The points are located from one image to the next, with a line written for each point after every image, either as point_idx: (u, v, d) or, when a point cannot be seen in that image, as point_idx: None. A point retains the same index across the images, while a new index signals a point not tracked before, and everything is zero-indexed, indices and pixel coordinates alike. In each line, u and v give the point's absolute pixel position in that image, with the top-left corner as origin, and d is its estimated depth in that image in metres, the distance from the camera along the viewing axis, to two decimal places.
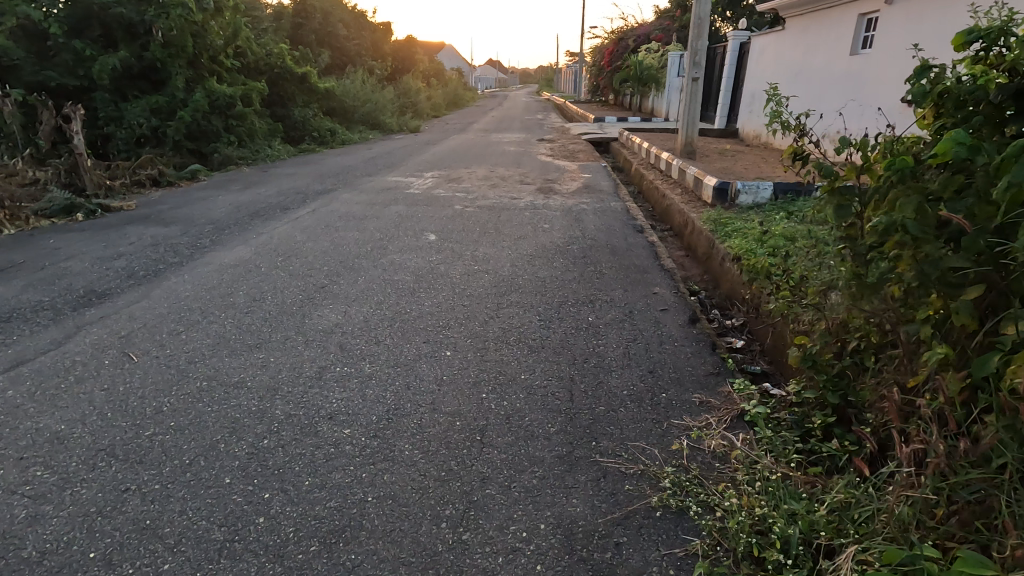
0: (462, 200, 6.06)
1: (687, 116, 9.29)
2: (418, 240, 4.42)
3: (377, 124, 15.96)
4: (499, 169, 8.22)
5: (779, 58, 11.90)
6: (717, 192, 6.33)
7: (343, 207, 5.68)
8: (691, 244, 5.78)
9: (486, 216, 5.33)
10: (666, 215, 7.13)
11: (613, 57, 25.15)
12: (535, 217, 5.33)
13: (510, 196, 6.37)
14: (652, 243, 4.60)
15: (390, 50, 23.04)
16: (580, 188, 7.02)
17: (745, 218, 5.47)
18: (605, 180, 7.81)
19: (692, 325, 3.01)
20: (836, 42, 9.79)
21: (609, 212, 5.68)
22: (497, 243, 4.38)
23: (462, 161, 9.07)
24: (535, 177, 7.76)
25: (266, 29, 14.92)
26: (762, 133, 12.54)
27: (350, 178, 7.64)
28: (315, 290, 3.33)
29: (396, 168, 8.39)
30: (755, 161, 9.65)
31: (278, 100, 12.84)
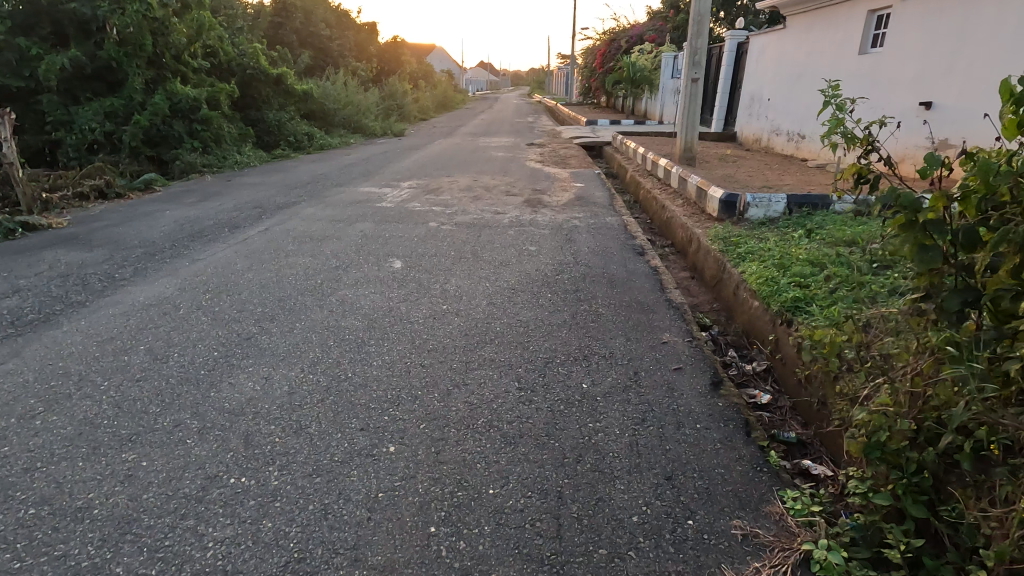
0: (438, 215, 5.40)
1: (686, 119, 8.67)
2: (380, 269, 3.75)
3: (359, 128, 15.24)
4: (483, 178, 7.56)
5: (781, 59, 11.32)
6: (724, 205, 5.70)
7: (302, 225, 5.00)
8: (698, 265, 5.15)
9: (463, 235, 4.67)
10: (667, 228, 6.51)
11: (606, 59, 24.58)
12: (520, 236, 4.66)
13: (493, 209, 5.71)
14: (656, 269, 3.95)
15: (376, 50, 22.28)
16: (571, 200, 6.37)
17: (759, 236, 4.84)
18: (598, 190, 7.16)
19: (715, 393, 2.34)
20: (842, 40, 9.21)
21: (604, 230, 5.02)
22: (472, 271, 3.71)
23: (445, 170, 8.39)
24: (522, 187, 7.09)
25: (240, 27, 14.16)
26: (763, 137, 11.99)
27: (319, 188, 6.95)
28: (236, 344, 2.64)
29: (372, 177, 7.71)
30: (758, 167, 9.05)
31: (252, 103, 12.11)
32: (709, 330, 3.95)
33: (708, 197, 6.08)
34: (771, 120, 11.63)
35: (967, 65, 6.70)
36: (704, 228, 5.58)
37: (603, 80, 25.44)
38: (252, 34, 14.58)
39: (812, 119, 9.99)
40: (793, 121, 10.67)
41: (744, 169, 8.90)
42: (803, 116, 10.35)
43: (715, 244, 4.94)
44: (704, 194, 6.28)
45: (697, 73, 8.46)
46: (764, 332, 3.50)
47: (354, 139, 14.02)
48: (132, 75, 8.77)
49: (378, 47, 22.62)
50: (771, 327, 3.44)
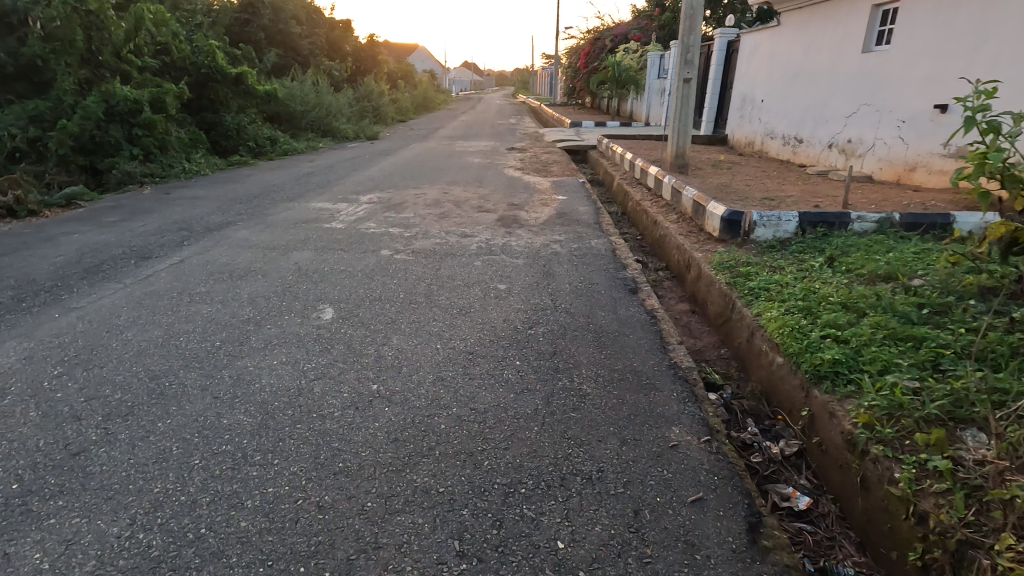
0: (394, 239, 4.60)
1: (679, 122, 7.93)
2: (304, 321, 2.94)
3: (329, 131, 14.32)
4: (455, 190, 6.77)
5: (775, 58, 10.68)
6: (727, 224, 4.97)
7: (228, 254, 4.16)
8: (701, 298, 4.40)
9: (419, 267, 3.87)
10: (661, 248, 5.76)
11: (590, 58, 23.89)
12: (487, 268, 3.87)
13: (460, 230, 4.92)
14: (654, 315, 3.18)
15: (351, 50, 21.30)
16: (551, 216, 5.61)
17: (774, 266, 4.10)
18: (582, 203, 6.40)
19: (756, 550, 1.57)
20: (843, 37, 8.56)
21: (589, 257, 4.25)
22: (421, 323, 2.92)
23: (414, 179, 7.58)
24: (497, 200, 6.30)
25: (198, 24, 13.18)
26: (757, 140, 11.34)
27: (266, 204, 6.11)
28: (52, 464, 1.81)
29: (329, 190, 6.86)
30: (754, 174, 8.37)
31: (208, 105, 11.19)
32: (721, 392, 3.19)
33: (707, 213, 5.34)
34: (765, 123, 10.98)
35: (990, 63, 6.02)
36: (704, 251, 4.84)
37: (587, 81, 24.74)
38: (213, 31, 13.63)
39: (811, 122, 9.34)
40: (790, 124, 10.02)
41: (740, 176, 8.22)
42: (800, 119, 9.70)
43: (720, 274, 4.18)
44: (701, 208, 5.54)
45: (690, 73, 7.73)
46: (794, 403, 2.75)
47: (323, 143, 13.12)
48: (62, 74, 7.84)
49: (354, 46, 21.63)
50: (802, 398, 2.69)
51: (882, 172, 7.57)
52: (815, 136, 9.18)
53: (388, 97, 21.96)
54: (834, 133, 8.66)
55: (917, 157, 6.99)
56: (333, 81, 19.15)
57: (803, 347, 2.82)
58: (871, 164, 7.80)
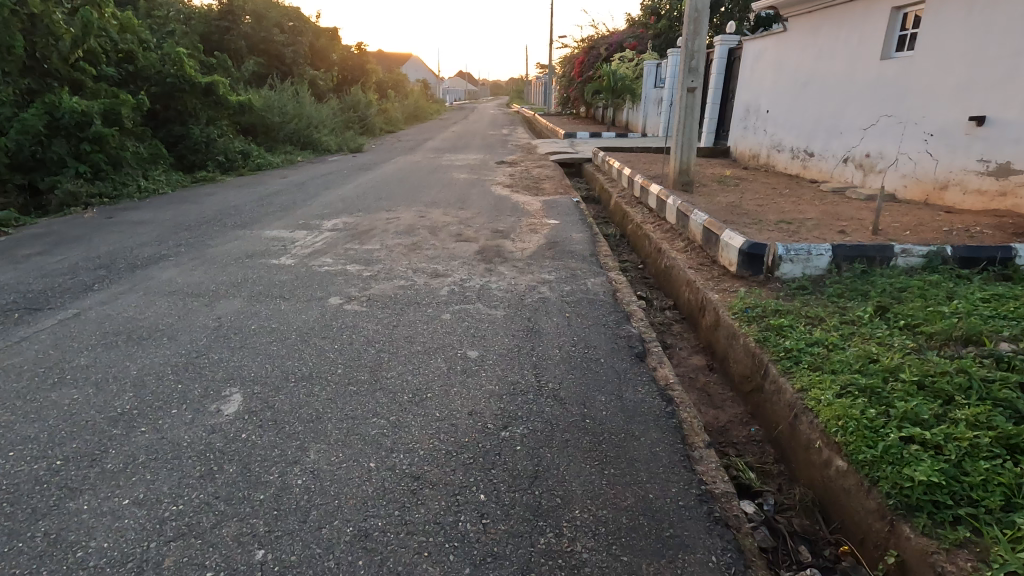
0: (350, 280, 3.82)
1: (684, 136, 7.22)
2: (197, 417, 2.15)
3: (310, 143, 13.58)
4: (433, 214, 6.02)
5: (782, 66, 10.04)
6: (746, 258, 4.22)
7: (141, 303, 3.39)
8: (720, 352, 3.65)
9: (372, 322, 3.10)
10: (667, 281, 5.01)
11: (584, 67, 23.26)
12: (456, 324, 3.09)
13: (431, 266, 4.17)
14: (671, 398, 2.42)
15: (338, 59, 20.62)
16: (541, 246, 4.85)
17: (811, 315, 3.34)
18: (577, 228, 5.64)
19: None
20: (859, 42, 7.91)
21: (584, 305, 3.49)
22: (354, 422, 2.13)
23: (390, 200, 6.82)
24: (480, 226, 5.54)
25: (170, 31, 12.47)
26: (762, 152, 10.69)
27: (214, 231, 5.33)
28: None
29: (291, 213, 6.08)
30: (764, 192, 7.66)
31: (176, 116, 10.44)
32: (761, 500, 2.42)
33: (721, 244, 4.59)
34: (772, 135, 10.32)
35: None
36: (720, 291, 4.08)
37: (581, 90, 24.11)
38: (186, 39, 12.90)
39: (823, 133, 8.67)
40: (800, 135, 9.35)
41: (749, 194, 7.50)
42: (811, 130, 9.03)
43: (745, 325, 3.42)
44: (714, 236, 4.79)
45: (695, 81, 6.99)
46: (870, 535, 1.99)
47: (301, 157, 12.37)
48: None
49: (341, 54, 20.94)
50: (884, 532, 1.92)
51: (908, 189, 6.87)
52: (829, 149, 8.51)
53: (375, 108, 21.25)
54: (850, 146, 7.99)
55: (950, 174, 6.29)
56: (318, 91, 18.44)
57: (880, 454, 2.06)
58: (894, 180, 7.11)
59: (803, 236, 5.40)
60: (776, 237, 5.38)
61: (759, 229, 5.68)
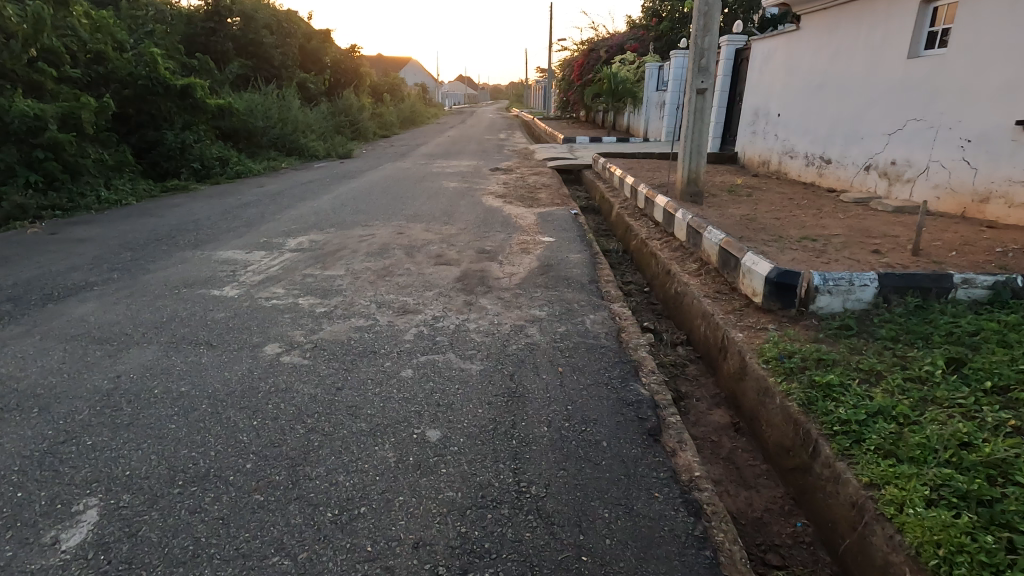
0: (298, 318, 3.16)
1: (692, 142, 6.58)
2: (17, 559, 1.50)
3: (296, 149, 12.96)
4: (414, 230, 5.36)
5: (794, 67, 9.42)
6: (774, 288, 3.55)
7: (30, 353, 2.72)
8: (748, 409, 2.99)
9: (311, 382, 2.43)
10: (678, 311, 4.35)
11: (583, 70, 22.63)
12: (418, 385, 2.43)
13: (400, 299, 3.51)
14: (700, 509, 1.76)
15: (331, 62, 19.98)
16: (532, 270, 4.20)
17: (865, 368, 2.68)
18: (574, 246, 4.98)
19: None
20: (882, 40, 7.27)
21: (581, 353, 2.82)
22: (242, 565, 1.48)
23: (369, 213, 6.16)
24: (464, 245, 4.88)
25: (148, 31, 11.83)
26: (773, 158, 10.06)
27: (159, 252, 4.67)
28: None
29: (255, 230, 5.44)
30: (780, 203, 7.01)
31: (149, 121, 9.81)
32: None
33: (743, 268, 3.93)
34: (784, 141, 9.69)
35: None
36: (745, 329, 3.42)
37: (581, 94, 23.47)
38: (165, 40, 12.27)
39: (842, 139, 8.03)
40: (816, 141, 8.71)
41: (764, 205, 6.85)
42: (827, 136, 8.40)
43: (781, 379, 2.76)
44: (734, 258, 4.13)
45: (705, 81, 6.35)
46: None
47: (285, 163, 11.74)
48: None
49: (334, 57, 20.29)
50: None
51: (941, 202, 6.23)
52: (848, 156, 7.87)
53: (369, 113, 20.60)
54: (873, 153, 7.35)
55: (991, 185, 5.66)
56: (308, 94, 17.81)
57: None
58: (924, 191, 6.48)
59: (831, 257, 4.75)
60: (800, 258, 4.73)
61: (779, 247, 5.03)
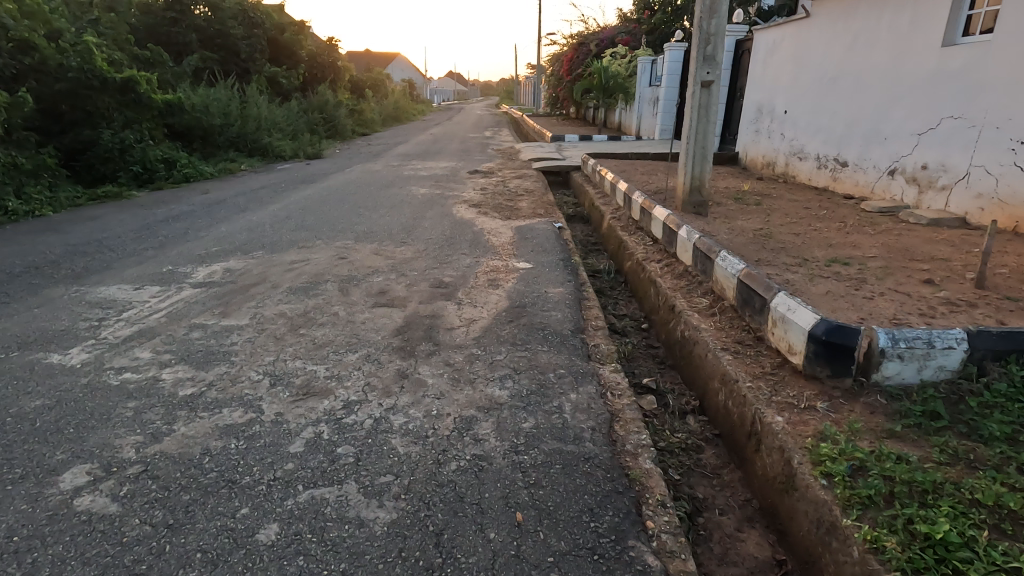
0: (144, 409, 2.17)
1: (695, 144, 5.65)
2: None
3: (259, 149, 11.91)
4: (360, 255, 4.39)
5: (804, 58, 8.52)
6: (822, 350, 2.61)
7: None
8: (800, 544, 2.06)
9: (96, 563, 1.46)
10: (687, 364, 3.41)
11: (573, 65, 21.61)
12: (275, 568, 1.46)
13: (308, 368, 2.53)
14: None
15: (306, 56, 18.87)
16: (498, 314, 3.24)
17: (988, 503, 1.77)
18: (555, 275, 4.02)
19: None
20: (910, 27, 6.37)
21: (553, 477, 1.87)
22: None
23: (313, 230, 5.18)
24: (418, 275, 3.91)
25: (92, 19, 10.71)
26: (779, 160, 9.18)
27: (26, 287, 3.65)
28: None
29: (165, 253, 4.44)
30: (795, 213, 6.11)
31: (84, 119, 8.73)
32: None
33: (774, 314, 3.01)
34: (792, 140, 8.80)
35: None
36: (785, 410, 2.48)
37: (571, 90, 22.46)
38: (112, 30, 11.16)
39: (861, 140, 7.14)
40: (830, 141, 7.81)
41: (778, 217, 5.94)
42: (844, 136, 7.51)
43: (857, 517, 1.83)
44: (759, 298, 3.20)
45: (712, 72, 5.39)
46: None
47: (244, 165, 10.70)
48: None
49: (309, 50, 19.12)
50: None
51: (987, 215, 5.35)
52: (870, 158, 6.98)
53: (346, 109, 19.47)
54: (899, 156, 6.47)
55: None
56: (280, 90, 16.73)
57: None
58: (963, 200, 5.60)
59: (874, 288, 3.83)
60: (835, 289, 3.81)
61: (806, 275, 4.12)
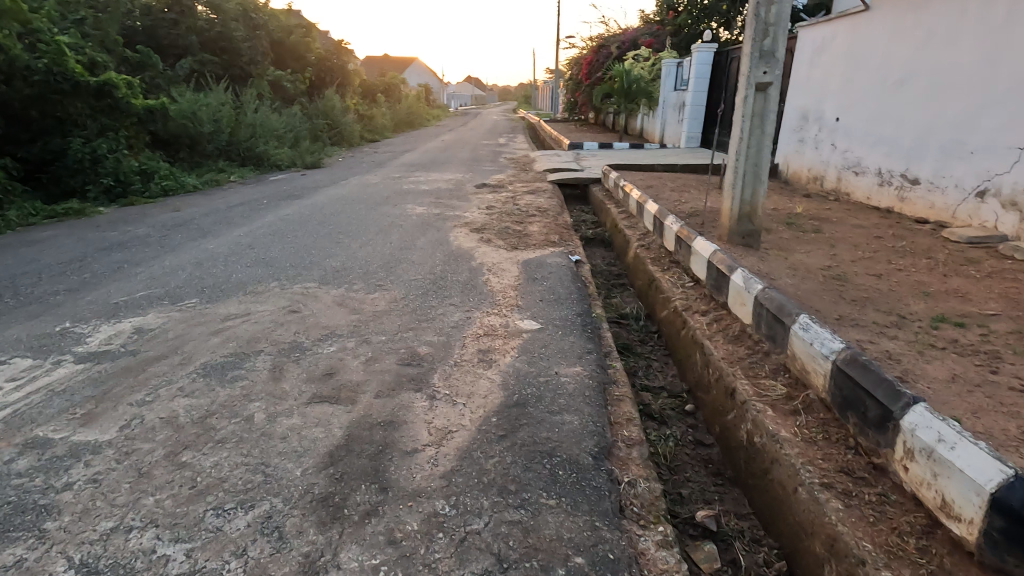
0: None
1: (746, 161, 4.57)
2: None
3: (254, 157, 11.09)
4: (317, 307, 3.40)
5: (860, 57, 7.38)
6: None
7: None
8: None
9: None
10: (763, 491, 2.36)
11: (592, 69, 20.55)
12: None
13: (156, 556, 1.53)
14: None
15: (315, 59, 18.15)
16: (488, 419, 2.23)
17: None
18: (570, 343, 2.98)
19: None
20: (1009, 15, 5.25)
21: None
22: None
23: (272, 268, 4.21)
24: (387, 343, 2.91)
25: (77, 19, 9.97)
26: (829, 174, 8.05)
27: None
28: None
29: (74, 301, 3.49)
30: (866, 245, 5.00)
31: (55, 127, 7.94)
32: None
33: (907, 439, 1.96)
34: (845, 152, 7.67)
35: None
36: None
37: (589, 95, 21.39)
38: (99, 30, 10.39)
39: (938, 153, 6.01)
40: (896, 154, 6.67)
41: (846, 251, 4.84)
42: (914, 147, 6.38)
43: None
44: (874, 405, 2.16)
45: (769, 72, 4.31)
46: None
47: (235, 177, 9.86)
48: None
49: (318, 52, 18.34)
50: None
51: None
52: (951, 175, 5.84)
53: (353, 114, 18.61)
54: (993, 173, 5.34)
55: None
56: (285, 95, 15.98)
57: None
58: None
59: (1018, 371, 2.74)
60: (962, 372, 2.73)
61: (910, 344, 3.04)
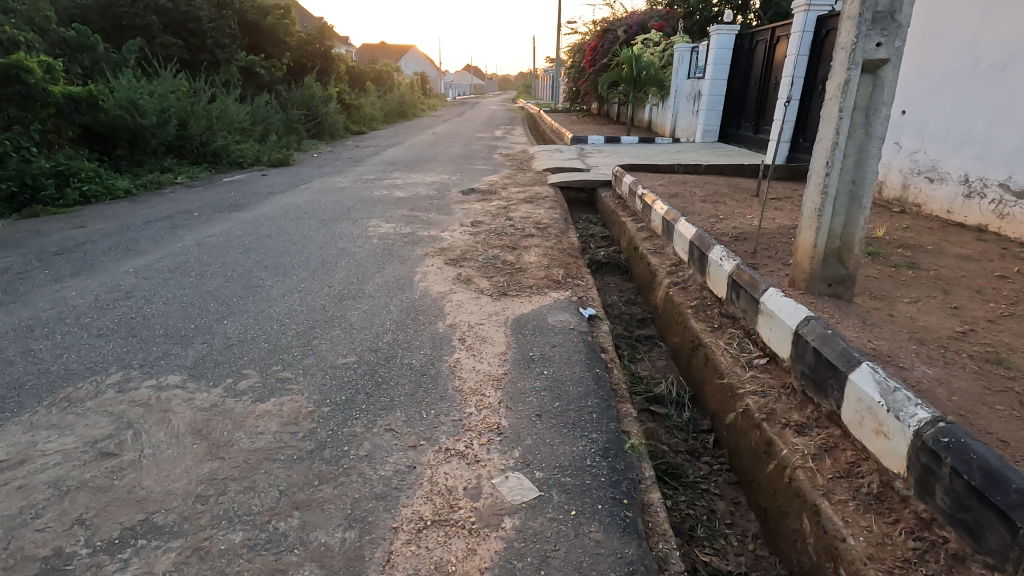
0: None
1: (841, 177, 3.11)
2: None
3: (210, 154, 9.61)
4: (154, 441, 1.99)
5: (940, 34, 5.88)
6: None
7: None
8: None
9: None
10: None
11: (597, 55, 18.91)
12: None
13: None
14: None
15: (295, 44, 16.59)
16: None
17: None
18: (592, 549, 1.58)
19: None
20: None
21: None
22: None
23: (134, 337, 2.80)
24: (244, 555, 1.51)
25: None
26: (891, 178, 6.59)
27: None
28: None
29: None
30: (993, 291, 3.58)
31: None
32: None
33: None
34: (915, 152, 6.20)
35: None
36: None
37: (593, 83, 19.75)
38: (27, 4, 8.91)
39: None
40: (993, 157, 5.23)
41: (970, 303, 3.43)
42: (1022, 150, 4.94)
43: None
44: None
45: (885, 44, 2.84)
46: None
47: (182, 179, 8.43)
48: None
49: (298, 36, 16.75)
50: None
51: None
52: None
53: (338, 104, 17.08)
54: None
55: None
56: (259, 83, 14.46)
57: None
58: None
59: None
60: None
61: None
